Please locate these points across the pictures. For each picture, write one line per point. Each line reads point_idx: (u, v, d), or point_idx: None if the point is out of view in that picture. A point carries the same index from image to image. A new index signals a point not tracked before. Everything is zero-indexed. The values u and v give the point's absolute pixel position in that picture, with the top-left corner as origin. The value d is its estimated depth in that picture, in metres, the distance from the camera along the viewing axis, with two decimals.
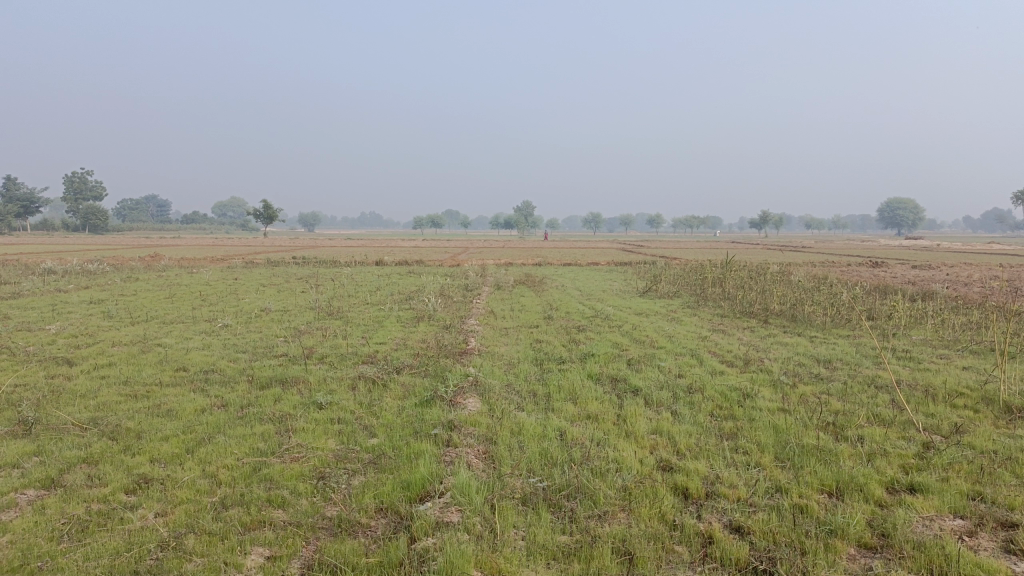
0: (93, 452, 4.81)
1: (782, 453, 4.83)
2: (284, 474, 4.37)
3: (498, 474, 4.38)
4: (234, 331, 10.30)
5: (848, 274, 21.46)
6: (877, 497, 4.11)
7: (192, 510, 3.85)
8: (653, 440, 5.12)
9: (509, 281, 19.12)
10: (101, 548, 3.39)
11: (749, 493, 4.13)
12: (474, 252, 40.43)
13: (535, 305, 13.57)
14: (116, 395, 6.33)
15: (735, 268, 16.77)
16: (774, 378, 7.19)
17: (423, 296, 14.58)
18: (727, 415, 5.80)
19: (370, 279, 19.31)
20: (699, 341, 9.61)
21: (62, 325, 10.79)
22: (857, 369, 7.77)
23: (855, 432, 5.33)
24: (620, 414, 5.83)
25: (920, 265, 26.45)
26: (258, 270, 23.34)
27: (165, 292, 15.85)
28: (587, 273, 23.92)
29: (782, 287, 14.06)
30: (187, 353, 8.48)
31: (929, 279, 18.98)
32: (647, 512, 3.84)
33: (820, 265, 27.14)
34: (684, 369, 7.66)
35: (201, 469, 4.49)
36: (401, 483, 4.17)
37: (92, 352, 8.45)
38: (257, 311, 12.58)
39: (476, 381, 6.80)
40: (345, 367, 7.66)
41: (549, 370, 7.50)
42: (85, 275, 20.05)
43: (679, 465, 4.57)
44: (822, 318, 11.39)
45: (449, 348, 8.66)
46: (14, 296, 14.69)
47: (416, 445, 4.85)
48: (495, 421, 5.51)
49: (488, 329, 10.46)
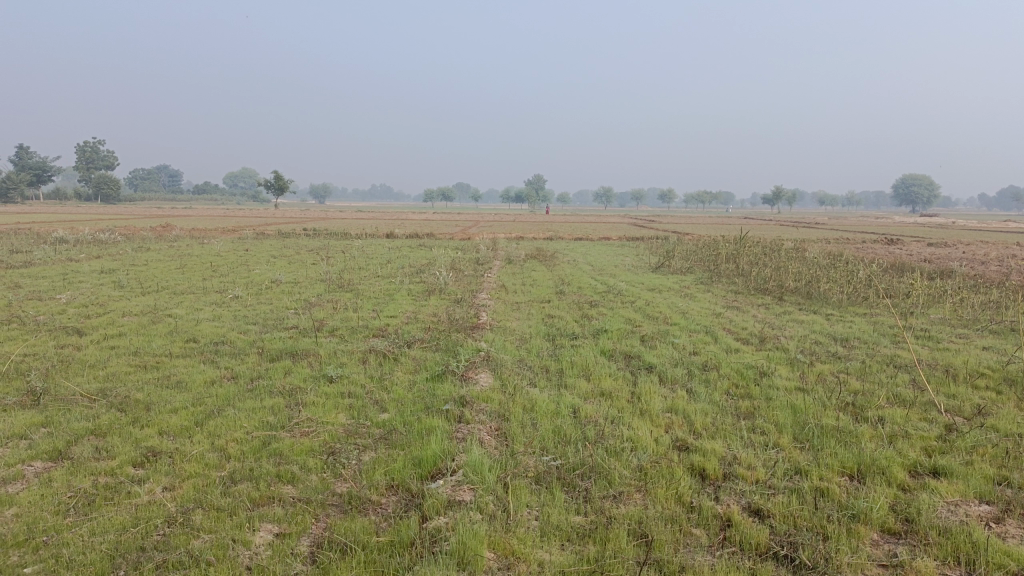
0: (101, 424, 4.75)
1: (801, 434, 4.73)
2: (293, 449, 4.30)
3: (511, 451, 4.29)
4: (245, 302, 10.24)
5: (864, 251, 21.25)
6: (899, 480, 4.00)
7: (200, 485, 3.79)
8: (669, 419, 5.02)
9: (520, 255, 19.01)
10: (106, 524, 3.33)
11: (768, 475, 4.03)
12: (484, 225, 40.23)
13: (547, 280, 13.45)
14: (125, 366, 6.29)
15: (749, 244, 16.58)
16: (790, 357, 7.07)
17: (434, 269, 14.48)
18: (743, 393, 5.70)
19: (380, 252, 19.21)
20: (713, 318, 9.47)
21: (72, 295, 10.76)
22: (875, 348, 7.63)
23: (875, 413, 5.22)
24: (634, 391, 5.73)
25: (935, 243, 26.08)
26: (269, 242, 23.26)
27: (176, 262, 15.82)
28: (599, 248, 23.72)
29: (797, 263, 13.88)
30: (198, 324, 8.43)
31: (945, 258, 18.70)
32: (663, 493, 3.75)
33: (835, 241, 26.86)
34: (698, 346, 7.54)
35: (210, 442, 4.43)
36: (412, 460, 4.09)
37: (102, 322, 8.41)
38: (267, 282, 12.51)
39: (487, 356, 6.71)
40: (356, 339, 7.59)
41: (561, 346, 7.40)
42: (96, 244, 20.03)
43: (696, 445, 4.48)
44: (838, 296, 11.23)
45: (460, 323, 8.57)
46: (25, 265, 14.67)
47: (428, 420, 4.77)
48: (508, 397, 5.43)
49: (500, 303, 10.36)
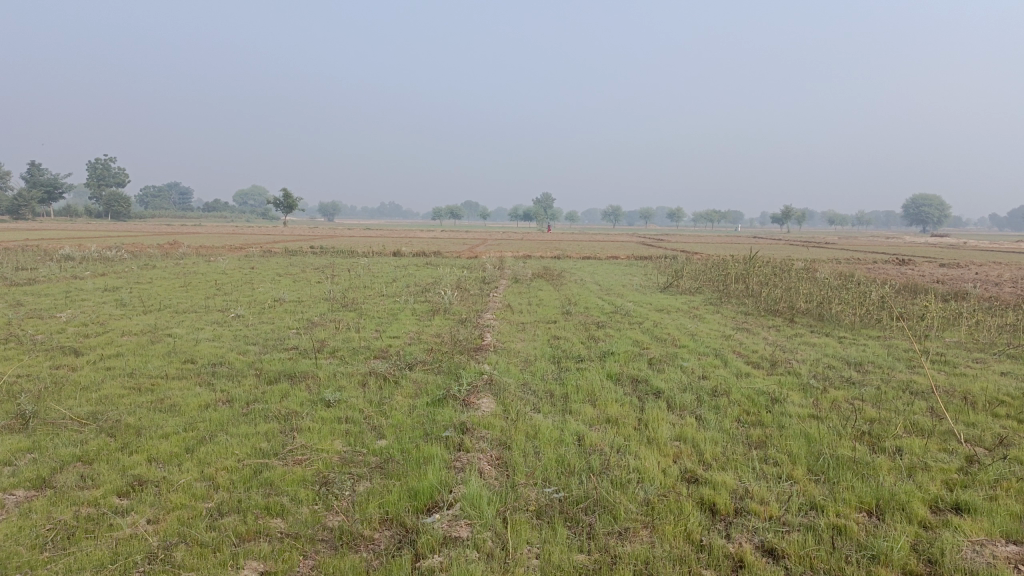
0: (89, 450, 4.59)
1: (815, 466, 4.53)
2: (285, 478, 4.13)
3: (511, 483, 4.10)
4: (247, 322, 10.11)
5: (876, 271, 21.02)
6: (920, 517, 3.79)
7: (185, 517, 3.62)
8: (677, 448, 4.83)
9: (526, 274, 18.88)
10: (84, 559, 3.16)
11: (781, 510, 3.84)
12: (491, 244, 40.15)
13: (553, 300, 13.28)
14: (119, 388, 6.13)
15: (758, 264, 16.37)
16: (802, 382, 6.86)
17: (440, 288, 14.33)
18: (754, 421, 5.50)
19: (385, 270, 19.10)
20: (723, 340, 9.28)
21: (73, 313, 10.64)
22: (890, 373, 7.42)
23: (892, 443, 5.01)
24: (641, 418, 5.53)
25: (947, 264, 25.80)
26: (275, 260, 23.20)
27: (180, 280, 15.73)
28: (607, 267, 23.55)
29: (808, 284, 13.68)
30: (197, 344, 8.29)
31: (957, 279, 18.46)
32: (672, 530, 3.56)
33: (845, 261, 26.64)
34: (707, 370, 7.34)
35: (199, 471, 4.26)
36: (408, 492, 3.91)
37: (100, 342, 8.28)
38: (270, 301, 12.38)
39: (490, 380, 6.53)
40: (357, 361, 7.42)
41: (566, 369, 7.21)
42: (103, 262, 20.01)
43: (705, 477, 4.28)
44: (850, 318, 11.01)
45: (464, 344, 8.40)
46: (29, 283, 14.61)
47: (426, 448, 4.60)
48: (510, 423, 5.25)
49: (505, 324, 10.18)
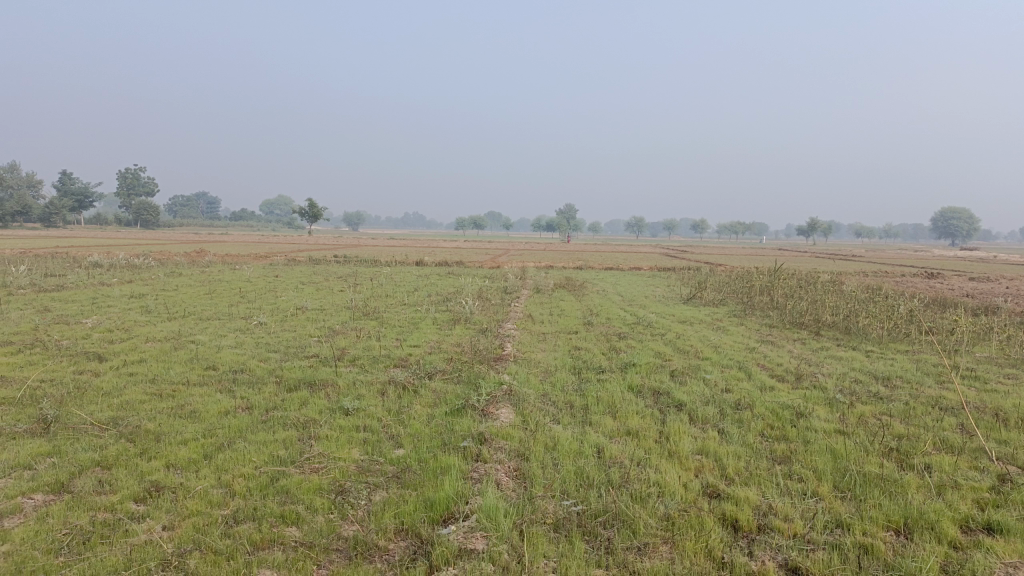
0: (108, 456, 4.60)
1: (841, 483, 4.42)
2: (301, 487, 4.10)
3: (529, 495, 4.04)
4: (269, 329, 10.15)
5: (904, 285, 20.71)
6: (951, 537, 3.67)
7: (200, 524, 3.60)
8: (699, 462, 4.74)
9: (549, 284, 18.83)
10: (97, 565, 3.14)
11: (806, 528, 3.74)
12: (513, 254, 40.13)
13: (575, 310, 13.20)
14: (140, 394, 6.16)
15: (784, 276, 16.17)
16: (828, 396, 6.73)
17: (461, 297, 14.31)
18: (778, 435, 5.39)
19: (408, 279, 19.14)
20: (747, 353, 9.15)
21: (99, 319, 10.76)
22: (918, 388, 7.25)
23: (921, 460, 4.88)
24: (662, 431, 5.45)
25: (977, 278, 25.33)
26: (299, 268, 23.36)
27: (205, 288, 15.85)
28: (630, 278, 23.41)
29: (835, 297, 13.48)
30: (219, 351, 8.33)
31: (988, 293, 18.12)
32: (692, 546, 3.47)
33: (872, 274, 26.28)
34: (731, 383, 7.22)
35: (216, 478, 4.25)
36: (424, 503, 3.87)
37: (123, 348, 8.34)
38: (293, 309, 12.43)
39: (510, 390, 6.47)
40: (377, 370, 7.41)
41: (587, 380, 7.13)
42: (130, 269, 20.26)
43: (727, 492, 4.19)
44: (878, 332, 10.82)
45: (484, 354, 8.35)
46: (57, 289, 14.81)
47: (443, 458, 4.55)
48: (529, 434, 5.19)
49: (526, 334, 10.12)
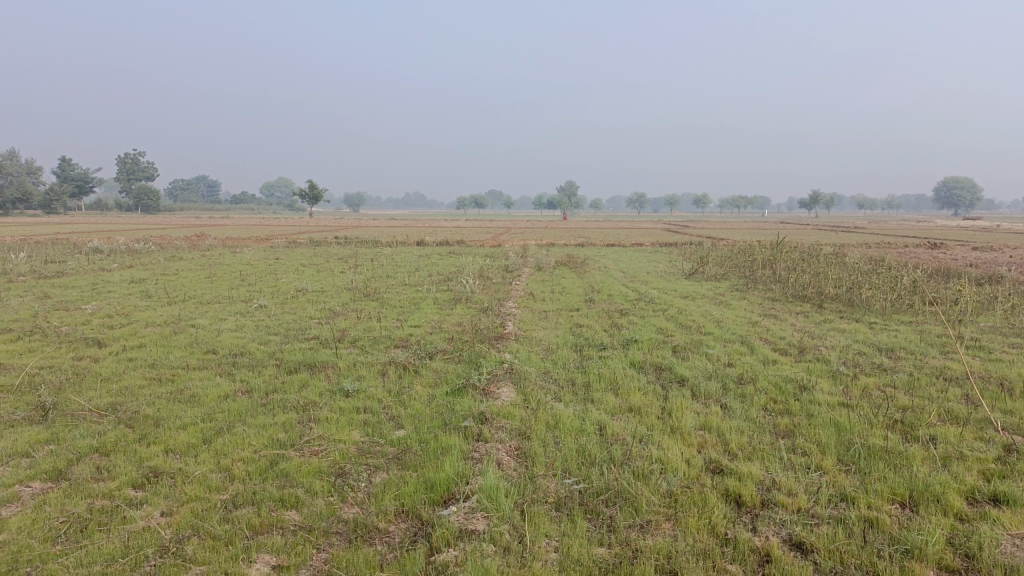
0: (106, 442, 4.57)
1: (845, 456, 4.38)
2: (301, 470, 4.07)
3: (530, 474, 4.01)
4: (269, 312, 10.11)
5: (907, 255, 20.64)
6: (956, 509, 3.63)
7: (199, 510, 3.57)
8: (701, 438, 4.70)
9: (550, 262, 18.75)
10: (95, 553, 3.12)
11: (810, 503, 3.70)
12: (514, 233, 39.99)
13: (576, 287, 13.15)
14: (140, 379, 6.13)
15: (786, 249, 16.08)
16: (832, 369, 6.68)
17: (462, 277, 14.25)
18: (782, 409, 5.35)
19: (408, 259, 19.07)
20: (749, 327, 9.10)
21: (99, 305, 10.73)
22: (922, 359, 7.21)
23: (926, 432, 4.84)
24: (664, 407, 5.41)
25: (981, 248, 25.19)
26: (299, 250, 23.30)
27: (205, 272, 15.81)
28: (632, 254, 23.34)
29: (838, 269, 13.41)
30: (219, 334, 8.30)
31: (991, 262, 18.00)
32: (695, 523, 3.44)
33: (875, 246, 26.19)
34: (733, 357, 7.18)
35: (215, 462, 4.22)
36: (425, 484, 3.83)
37: (123, 333, 8.32)
38: (293, 291, 12.38)
39: (511, 369, 6.43)
40: (377, 351, 7.37)
41: (589, 358, 7.10)
42: (130, 254, 20.21)
43: (730, 467, 4.15)
44: (881, 303, 10.76)
45: (485, 333, 8.31)
46: (57, 275, 14.79)
47: (444, 438, 4.52)
48: (530, 413, 5.15)
49: (527, 312, 10.08)
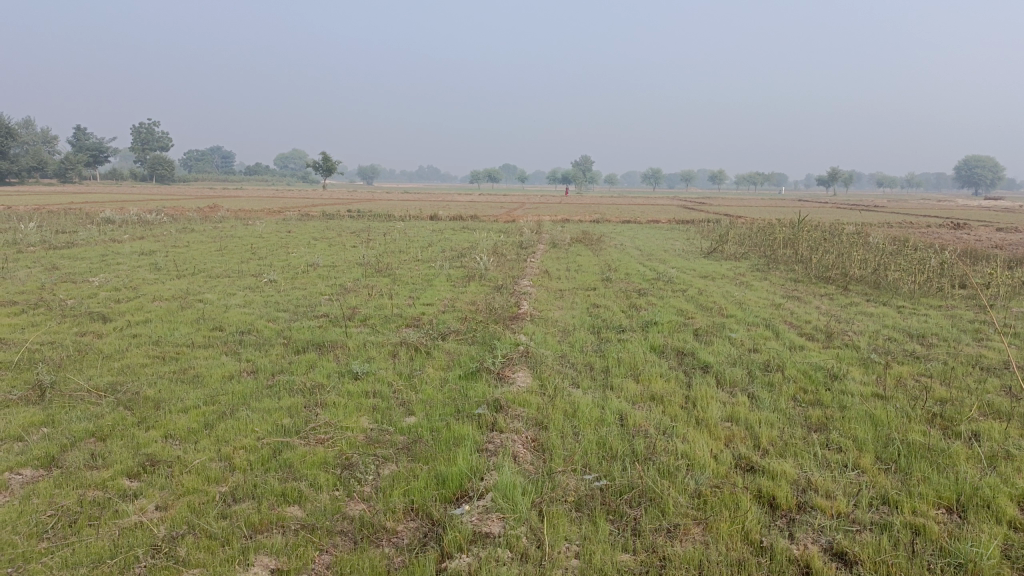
0: (103, 426, 4.37)
1: (884, 454, 4.11)
2: (305, 461, 3.83)
3: (548, 470, 3.76)
4: (278, 287, 9.88)
5: (932, 236, 20.15)
6: (1009, 516, 3.35)
7: (196, 504, 3.35)
8: (729, 430, 4.44)
9: (565, 238, 18.43)
10: (82, 552, 2.91)
11: (849, 507, 3.44)
12: (528, 207, 39.73)
13: (592, 265, 12.86)
14: (143, 357, 5.93)
15: (808, 228, 15.67)
16: (863, 356, 6.38)
17: (476, 253, 13.97)
18: (813, 400, 5.07)
19: (421, 234, 18.80)
20: (773, 309, 8.78)
21: (107, 277, 10.54)
22: (956, 347, 6.89)
23: (968, 428, 4.54)
24: (688, 396, 5.14)
25: (1007, 228, 24.58)
26: (312, 223, 23.06)
27: (215, 244, 15.60)
28: (648, 231, 22.95)
29: (863, 249, 13.01)
30: (226, 310, 8.09)
31: (1018, 244, 17.52)
32: (728, 528, 3.18)
33: (897, 226, 25.66)
34: (758, 342, 6.88)
35: (215, 450, 4.00)
36: (435, 479, 3.59)
37: (129, 308, 8.13)
38: (304, 266, 12.15)
39: (527, 352, 6.18)
40: (388, 330, 7.13)
41: (607, 341, 6.83)
42: (142, 225, 20.05)
43: (762, 465, 3.88)
44: (908, 287, 10.41)
45: (499, 312, 8.05)
46: (68, 246, 14.67)
47: (457, 428, 4.28)
48: (547, 400, 4.90)
49: (542, 291, 9.80)
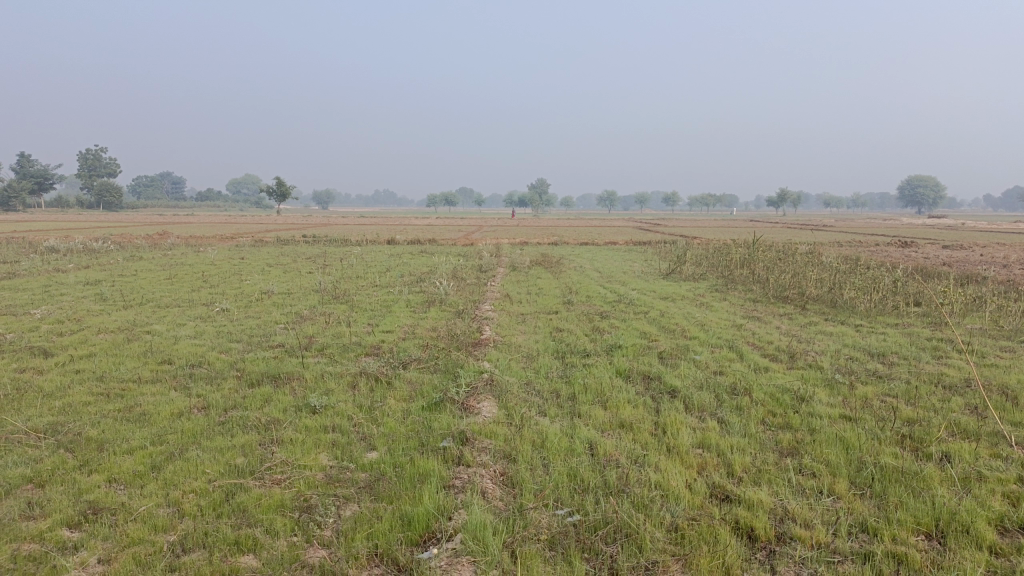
0: (41, 471, 4.08)
1: (858, 479, 4.04)
2: (260, 504, 3.61)
3: (519, 506, 3.60)
4: (231, 317, 9.56)
5: (882, 254, 20.57)
6: (990, 541, 3.29)
7: (143, 555, 3.12)
8: (701, 458, 4.34)
9: (524, 261, 18.36)
10: None
11: (829, 537, 3.35)
12: (486, 231, 39.68)
13: (553, 288, 12.78)
14: (86, 395, 5.61)
15: (763, 248, 15.86)
16: (827, 377, 6.36)
17: (435, 277, 13.79)
18: (782, 424, 5.00)
19: (378, 259, 18.54)
20: (734, 331, 8.77)
21: (49, 309, 10.09)
22: (917, 365, 6.92)
23: (938, 449, 4.51)
24: (657, 422, 5.03)
25: (952, 246, 25.27)
26: (267, 249, 22.62)
27: (165, 273, 15.14)
28: (605, 253, 23.02)
29: (818, 269, 13.16)
30: (176, 342, 7.76)
31: (964, 261, 18.00)
32: (708, 565, 3.06)
33: (847, 244, 26.14)
34: (723, 364, 6.83)
35: (163, 496, 3.75)
36: (400, 520, 3.40)
37: (72, 341, 7.75)
38: (258, 293, 11.82)
39: (491, 380, 6.02)
40: (346, 360, 6.91)
41: (572, 366, 6.70)
42: (88, 254, 19.44)
43: (738, 494, 3.78)
44: (865, 305, 10.51)
45: (461, 339, 7.89)
46: (9, 277, 14.10)
47: (422, 463, 4.10)
48: (514, 431, 4.74)
49: (504, 315, 9.67)
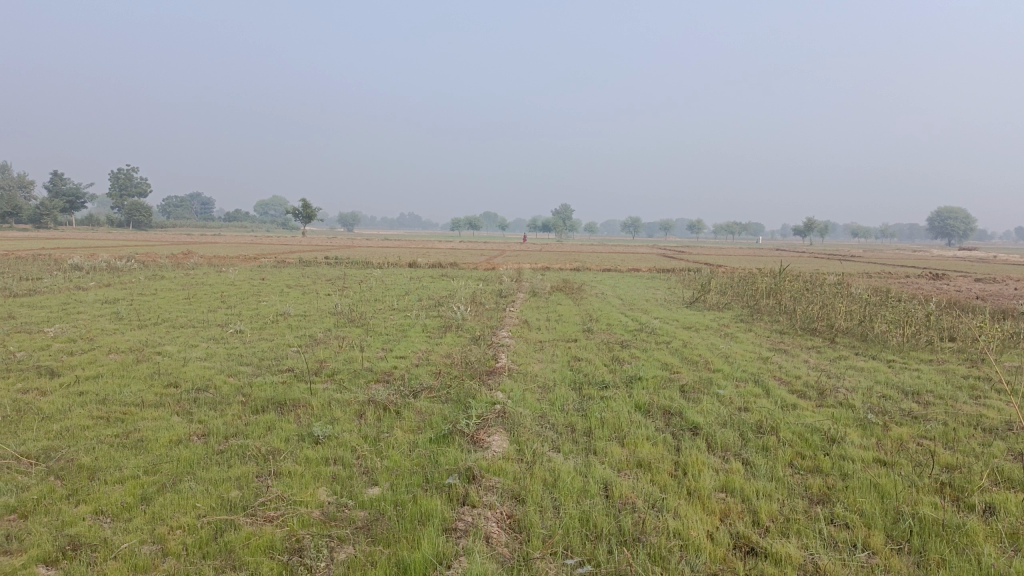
0: (27, 500, 3.89)
1: (895, 532, 3.72)
2: (248, 544, 3.38)
3: (526, 554, 3.33)
4: (244, 339, 9.39)
5: (913, 286, 20.06)
6: None
7: None
8: (724, 504, 4.04)
9: (545, 287, 18.12)
10: None
11: None
12: (510, 256, 39.50)
13: (573, 315, 12.52)
14: (85, 419, 5.43)
15: (790, 278, 15.48)
16: (859, 416, 6.02)
17: (453, 302, 13.59)
18: (812, 467, 4.69)
19: (397, 282, 18.40)
20: (760, 364, 8.43)
21: (63, 328, 10.00)
22: (955, 406, 6.55)
23: (982, 500, 4.17)
24: (677, 462, 4.74)
25: (985, 278, 24.65)
26: (288, 271, 22.60)
27: (184, 292, 15.09)
28: (629, 280, 22.72)
29: (848, 300, 12.77)
30: (185, 364, 7.60)
31: (1000, 295, 17.49)
32: None
33: (876, 276, 25.64)
34: (748, 400, 6.51)
35: (148, 531, 3.53)
36: (395, 567, 3.15)
37: (82, 361, 7.62)
38: (273, 316, 11.68)
39: (504, 411, 5.76)
40: (356, 386, 6.69)
41: (589, 399, 6.42)
42: (111, 272, 19.50)
43: (764, 546, 3.49)
44: (897, 340, 10.11)
45: (476, 366, 7.64)
46: (30, 294, 14.10)
47: (424, 502, 3.84)
48: (524, 468, 4.48)
49: (521, 343, 9.42)
